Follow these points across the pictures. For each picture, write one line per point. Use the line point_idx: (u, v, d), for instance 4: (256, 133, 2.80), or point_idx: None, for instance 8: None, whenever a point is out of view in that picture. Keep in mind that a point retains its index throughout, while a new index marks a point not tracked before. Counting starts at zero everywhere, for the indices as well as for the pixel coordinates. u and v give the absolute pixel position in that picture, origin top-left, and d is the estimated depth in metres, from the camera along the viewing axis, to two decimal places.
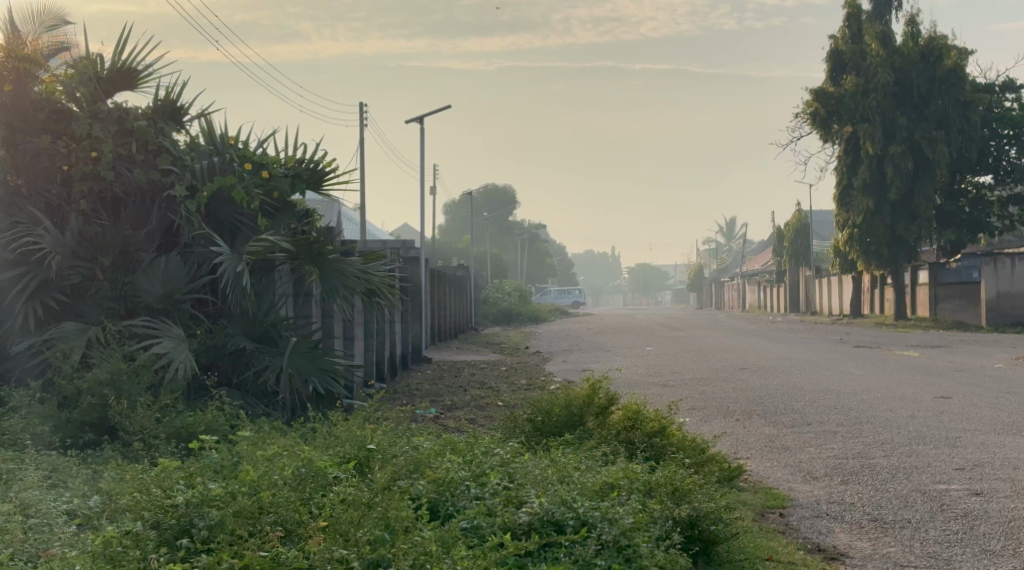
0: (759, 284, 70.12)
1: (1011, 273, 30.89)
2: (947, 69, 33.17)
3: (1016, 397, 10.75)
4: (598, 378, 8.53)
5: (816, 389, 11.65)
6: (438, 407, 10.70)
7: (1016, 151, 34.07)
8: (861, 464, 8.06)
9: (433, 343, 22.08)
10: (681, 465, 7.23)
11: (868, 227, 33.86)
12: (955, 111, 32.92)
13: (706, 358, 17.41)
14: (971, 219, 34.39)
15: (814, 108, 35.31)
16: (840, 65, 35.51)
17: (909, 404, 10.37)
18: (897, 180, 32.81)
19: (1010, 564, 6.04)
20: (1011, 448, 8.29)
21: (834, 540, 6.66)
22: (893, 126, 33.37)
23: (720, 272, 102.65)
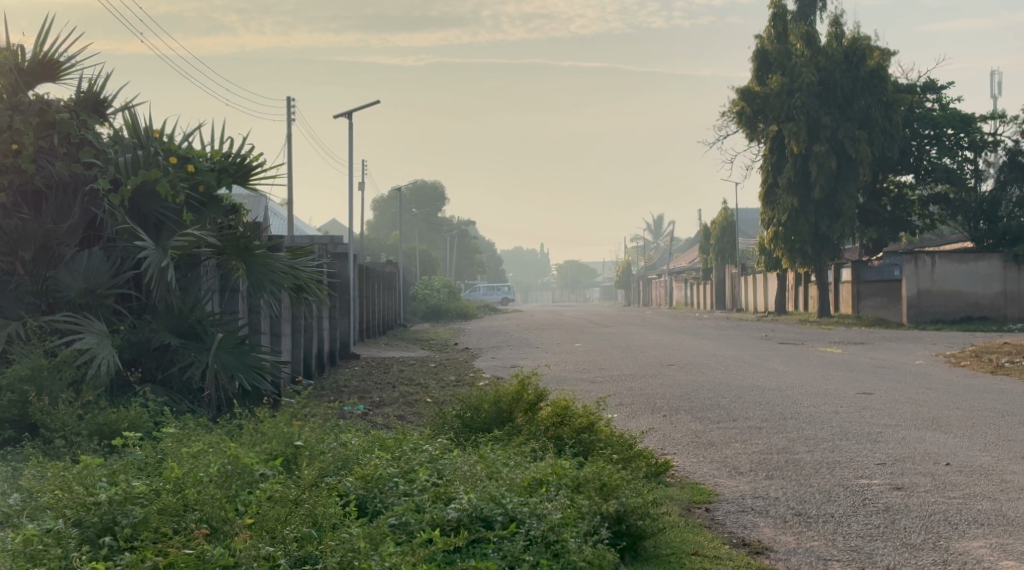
0: (684, 281, 70.93)
1: (932, 272, 31.62)
2: (870, 70, 33.63)
3: (934, 392, 10.94)
4: (527, 374, 8.28)
5: (742, 385, 11.73)
6: (367, 403, 10.56)
7: (936, 151, 34.78)
8: (784, 459, 8.03)
9: (360, 339, 21.92)
10: (610, 460, 7.26)
11: (793, 225, 34.05)
12: (878, 110, 33.53)
13: (633, 354, 17.47)
14: (892, 218, 35.36)
15: (739, 108, 35.08)
16: (765, 65, 35.46)
17: (830, 400, 10.46)
18: (821, 180, 33.16)
19: (933, 558, 6.24)
20: (931, 442, 8.28)
21: (758, 534, 6.82)
22: (817, 126, 33.69)
23: (648, 268, 103.31)
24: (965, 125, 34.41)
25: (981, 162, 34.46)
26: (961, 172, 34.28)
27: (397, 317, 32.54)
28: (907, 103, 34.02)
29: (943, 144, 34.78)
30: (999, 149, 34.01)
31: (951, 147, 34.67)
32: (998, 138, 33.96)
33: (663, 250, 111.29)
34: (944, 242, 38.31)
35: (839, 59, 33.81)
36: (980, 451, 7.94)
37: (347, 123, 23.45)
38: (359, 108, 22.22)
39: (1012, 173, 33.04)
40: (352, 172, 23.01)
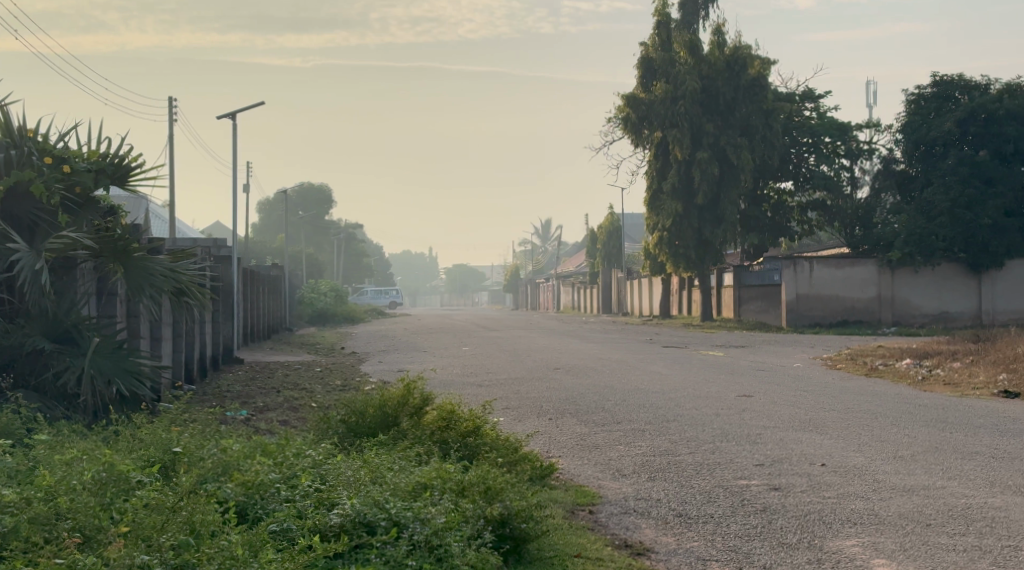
0: (572, 285, 71.74)
1: (809, 277, 32.07)
2: (751, 78, 34.34)
3: (812, 394, 11.21)
4: (413, 378, 8.24)
5: (626, 388, 11.87)
6: (249, 408, 10.41)
7: (814, 158, 35.59)
8: (666, 460, 8.13)
9: (244, 342, 21.61)
10: (495, 464, 7.25)
11: (676, 230, 34.78)
12: (759, 118, 34.13)
13: (519, 357, 17.57)
14: (773, 224, 35.82)
15: (625, 113, 35.42)
16: (650, 72, 36.04)
17: (711, 402, 10.62)
18: (704, 185, 33.85)
19: (807, 557, 6.38)
20: (808, 444, 8.45)
21: (640, 535, 6.90)
22: (700, 133, 34.41)
23: (537, 274, 103.66)
24: (841, 133, 35.32)
25: (857, 170, 35.58)
26: (838, 179, 35.16)
27: (281, 320, 31.99)
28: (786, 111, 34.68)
29: (821, 151, 35.57)
30: (873, 158, 35.29)
31: (829, 154, 35.49)
32: (873, 148, 35.11)
33: (551, 255, 112.48)
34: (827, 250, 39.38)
35: (721, 67, 34.42)
36: (854, 451, 8.15)
37: (232, 122, 23.06)
38: (243, 109, 21.91)
39: (887, 182, 33.42)
40: (235, 174, 22.63)
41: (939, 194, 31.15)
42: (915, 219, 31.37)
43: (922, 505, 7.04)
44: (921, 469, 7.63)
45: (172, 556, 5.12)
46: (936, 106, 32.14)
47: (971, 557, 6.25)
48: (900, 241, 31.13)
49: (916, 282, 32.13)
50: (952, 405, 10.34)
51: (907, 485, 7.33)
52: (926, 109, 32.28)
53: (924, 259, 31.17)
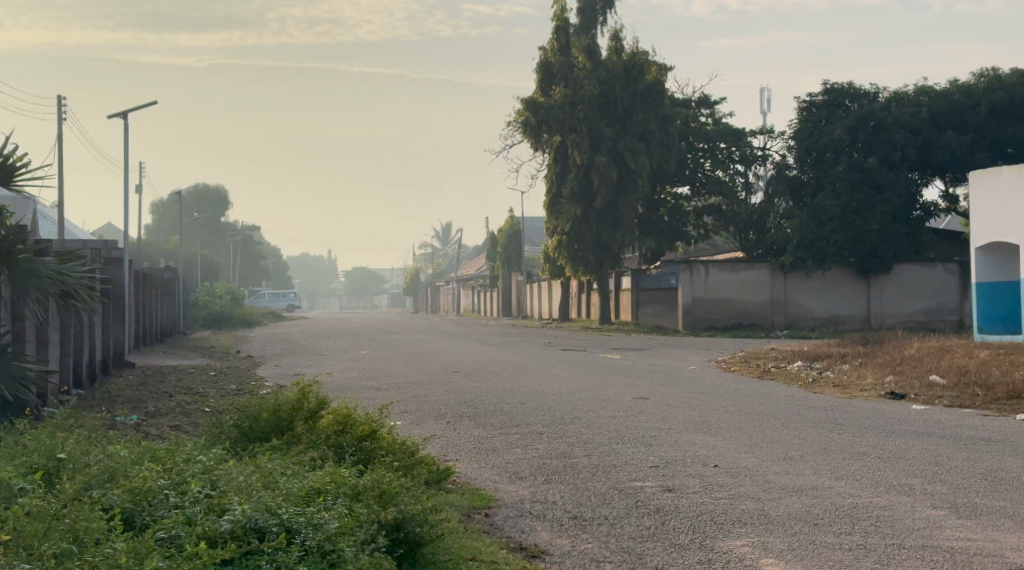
0: (472, 289, 71.83)
1: (705, 280, 32.42)
2: (647, 84, 34.59)
3: (706, 396, 11.38)
4: (308, 382, 8.19)
5: (524, 391, 11.92)
6: (140, 413, 10.22)
7: (710, 164, 36.24)
8: (563, 463, 8.17)
9: (136, 346, 21.16)
10: (390, 468, 7.22)
11: (575, 234, 34.86)
12: (654, 123, 34.53)
13: (418, 361, 17.53)
14: (669, 228, 36.69)
15: (524, 117, 35.27)
16: (549, 77, 35.87)
17: (609, 404, 10.71)
18: (603, 190, 34.04)
19: (699, 557, 6.45)
20: (701, 445, 8.57)
21: (535, 538, 6.93)
22: (598, 138, 34.41)
23: (437, 276, 103.60)
24: (736, 139, 36.01)
25: (751, 175, 36.09)
26: (733, 184, 35.97)
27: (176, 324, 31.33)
28: (681, 116, 35.51)
29: (716, 157, 36.23)
30: (767, 163, 35.65)
31: (723, 160, 36.19)
32: (767, 154, 35.63)
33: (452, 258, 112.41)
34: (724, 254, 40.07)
35: (618, 72, 34.40)
36: (746, 452, 8.28)
37: (123, 122, 22.54)
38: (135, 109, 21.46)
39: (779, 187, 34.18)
40: (128, 175, 22.45)
41: (829, 199, 32.06)
42: (807, 224, 32.22)
43: (810, 504, 7.18)
44: (809, 470, 7.79)
45: (49, 561, 5.02)
46: (827, 113, 33.05)
47: (856, 555, 6.37)
48: (792, 246, 31.80)
49: (807, 287, 32.76)
50: (841, 407, 10.58)
51: (796, 485, 7.47)
52: (816, 116, 33.16)
53: (816, 263, 31.87)
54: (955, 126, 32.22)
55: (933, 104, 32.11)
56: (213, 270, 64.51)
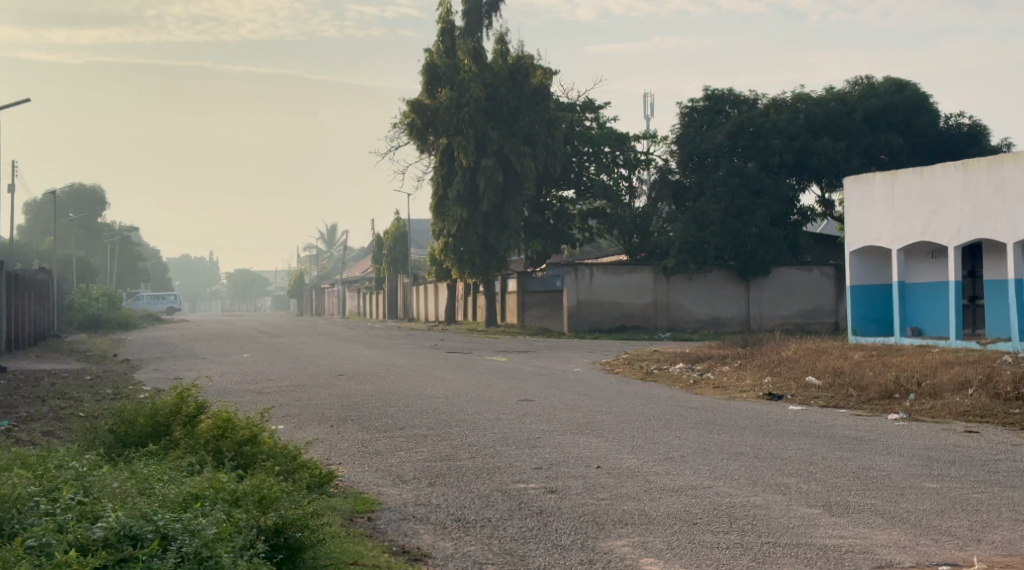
0: (357, 291, 71.33)
1: (590, 282, 33.08)
2: (533, 87, 34.70)
3: (590, 398, 11.49)
4: (187, 385, 8.07)
5: (409, 393, 11.90)
6: (10, 420, 9.92)
7: (595, 167, 36.42)
8: (446, 465, 8.17)
9: (7, 350, 20.49)
10: (269, 474, 7.12)
11: (461, 236, 34.47)
12: (540, 126, 34.49)
13: (303, 364, 17.36)
14: (555, 231, 36.33)
15: (411, 118, 34.61)
16: (435, 79, 35.37)
17: (494, 406, 10.73)
18: (489, 193, 33.79)
19: (580, 557, 6.50)
20: (583, 446, 8.63)
21: (417, 541, 6.91)
22: (484, 140, 34.11)
23: (322, 279, 102.58)
24: (620, 142, 36.19)
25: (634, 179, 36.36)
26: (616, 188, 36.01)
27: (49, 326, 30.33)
28: (566, 120, 35.56)
29: (601, 161, 36.34)
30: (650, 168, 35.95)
31: (608, 164, 36.32)
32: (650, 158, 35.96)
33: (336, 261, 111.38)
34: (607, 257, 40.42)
35: (504, 76, 34.23)
36: (628, 453, 8.36)
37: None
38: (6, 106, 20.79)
39: (664, 192, 34.27)
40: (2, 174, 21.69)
41: (711, 203, 32.58)
42: (689, 227, 32.68)
43: (689, 504, 7.29)
44: (689, 470, 7.90)
45: None
46: (709, 118, 33.88)
47: (732, 554, 6.48)
48: (674, 250, 32.48)
49: (688, 290, 33.68)
50: (721, 407, 10.78)
51: (676, 485, 7.57)
52: (698, 121, 33.99)
53: (697, 266, 32.65)
54: (831, 132, 33.09)
55: (809, 111, 33.08)
56: (89, 271, 62.62)
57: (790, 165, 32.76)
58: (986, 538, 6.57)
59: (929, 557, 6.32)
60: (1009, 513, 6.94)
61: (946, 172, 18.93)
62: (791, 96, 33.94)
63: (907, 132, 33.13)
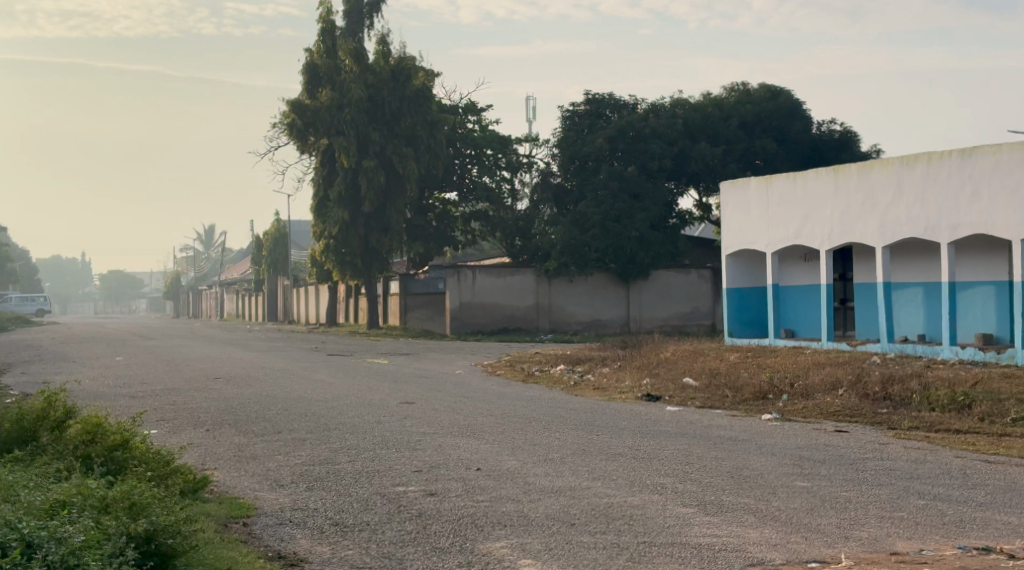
0: (236, 293, 70.31)
1: (472, 285, 32.83)
2: (415, 88, 34.57)
3: (471, 400, 11.52)
4: (57, 390, 7.93)
5: (289, 397, 11.78)
6: None
7: (477, 170, 36.54)
8: (326, 469, 8.10)
9: None
10: (142, 479, 6.95)
11: (342, 238, 34.03)
12: (422, 128, 34.53)
13: (178, 367, 17.04)
14: (437, 233, 36.36)
15: (291, 119, 34.14)
16: (315, 78, 34.92)
17: (375, 409, 10.69)
18: (371, 194, 33.40)
19: (459, 560, 6.48)
20: (465, 449, 8.64)
21: (294, 546, 6.81)
22: (365, 141, 33.78)
23: (203, 280, 101.13)
24: (502, 146, 36.64)
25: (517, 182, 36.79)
26: (499, 191, 36.48)
27: None
28: (448, 123, 35.63)
29: (484, 164, 36.59)
30: (532, 170, 36.54)
31: (490, 166, 36.61)
32: (532, 162, 36.44)
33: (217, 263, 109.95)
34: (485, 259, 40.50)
35: (385, 76, 34.04)
36: (508, 455, 8.40)
37: None
38: None
39: (546, 194, 34.77)
40: None
41: (591, 206, 32.96)
42: (571, 230, 32.83)
43: (568, 505, 7.34)
44: (568, 471, 7.96)
45: None
46: (589, 122, 34.24)
47: (609, 554, 6.51)
48: (555, 253, 32.58)
49: (571, 291, 33.62)
50: (602, 409, 10.90)
51: (556, 486, 7.63)
52: (579, 126, 34.28)
53: (578, 269, 32.77)
54: (709, 137, 34.25)
55: (687, 115, 34.04)
56: None
57: (668, 170, 33.70)
58: (854, 535, 6.73)
59: (799, 555, 6.44)
60: (876, 510, 7.14)
61: (818, 177, 19.52)
62: (669, 101, 34.62)
63: (782, 139, 34.38)
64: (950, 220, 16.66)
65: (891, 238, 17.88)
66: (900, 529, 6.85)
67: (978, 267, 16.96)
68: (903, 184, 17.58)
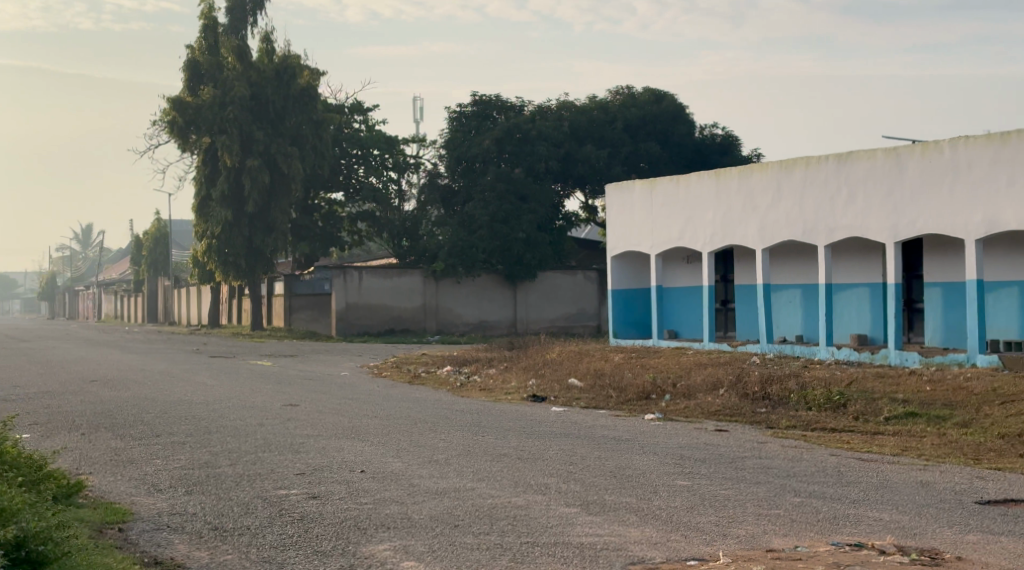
0: (114, 293, 68.72)
1: (358, 286, 32.80)
2: (300, 88, 34.30)
3: (355, 401, 11.47)
4: None
5: (169, 399, 11.57)
6: None
7: (363, 170, 36.53)
8: (205, 473, 7.99)
9: None
10: (11, 485, 6.74)
11: (226, 238, 33.44)
12: (308, 128, 34.21)
13: (52, 370, 16.58)
14: (323, 234, 36.02)
15: (170, 116, 33.22)
16: (196, 75, 34.39)
17: (256, 412, 10.57)
18: (255, 194, 32.91)
19: (338, 562, 6.37)
20: (349, 451, 8.60)
21: (172, 551, 6.63)
22: (249, 140, 33.28)
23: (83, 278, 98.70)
24: (389, 146, 36.40)
25: (405, 182, 37.02)
26: (386, 191, 36.57)
27: None
28: (335, 120, 35.22)
29: (370, 164, 36.56)
30: (419, 171, 36.58)
31: (377, 167, 36.59)
32: (419, 162, 36.43)
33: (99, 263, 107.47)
34: (371, 259, 40.36)
35: (269, 75, 33.66)
36: (392, 457, 8.39)
37: None
38: None
39: (433, 195, 34.71)
40: None
41: (479, 208, 32.73)
42: (458, 231, 32.78)
43: (452, 506, 7.33)
44: (452, 472, 7.98)
45: None
46: (476, 124, 33.97)
47: (492, 555, 6.48)
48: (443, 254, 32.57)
49: (456, 292, 33.84)
50: (487, 410, 11.01)
51: (440, 488, 7.63)
52: (467, 127, 34.02)
53: (465, 270, 32.86)
54: (595, 140, 34.46)
55: (573, 119, 34.32)
56: None
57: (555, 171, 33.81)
58: (732, 533, 6.80)
59: (679, 553, 6.48)
60: (753, 508, 7.26)
61: (701, 180, 20.00)
62: (555, 105, 34.98)
63: (665, 141, 35.06)
64: (829, 223, 17.44)
65: (770, 239, 18.53)
66: (777, 526, 6.96)
67: (854, 271, 17.93)
68: (782, 188, 18.28)
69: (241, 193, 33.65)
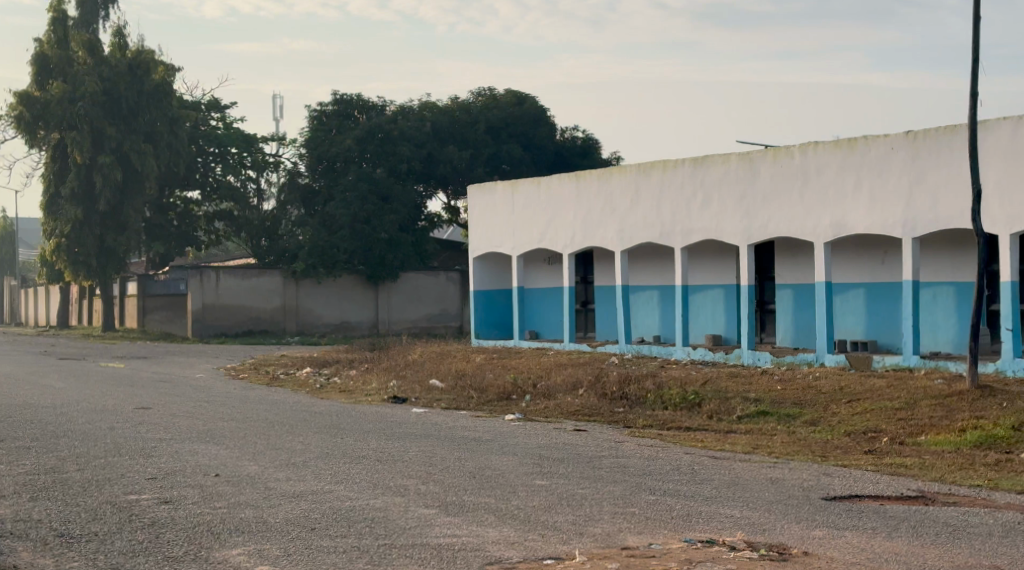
0: None
1: (216, 287, 32.07)
2: (153, 84, 33.27)
3: (209, 404, 11.29)
4: None
5: (15, 404, 11.20)
6: None
7: (220, 169, 35.78)
8: (51, 478, 7.77)
9: None
10: None
11: (76, 237, 32.56)
12: (162, 125, 33.51)
13: None
14: (178, 234, 35.53)
15: (17, 111, 32.06)
16: (45, 69, 32.66)
17: (107, 415, 10.33)
18: (107, 191, 32.07)
19: (188, 566, 6.16)
20: (202, 454, 8.52)
21: (14, 559, 6.30)
22: (100, 137, 32.31)
23: None
24: (246, 144, 36.09)
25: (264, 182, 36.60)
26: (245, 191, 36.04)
27: None
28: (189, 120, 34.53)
29: (228, 162, 35.89)
30: (278, 170, 36.20)
31: (235, 165, 35.94)
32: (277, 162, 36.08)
33: None
34: (230, 260, 39.85)
35: (122, 70, 32.71)
36: (248, 461, 8.31)
37: None
38: None
39: (292, 195, 34.45)
40: None
41: (340, 208, 32.55)
42: (318, 232, 32.65)
43: (308, 509, 7.25)
44: (309, 475, 7.93)
45: None
46: (337, 123, 33.87)
47: (349, 557, 6.35)
48: (303, 254, 32.28)
49: (318, 294, 33.49)
50: (347, 411, 11.03)
51: (296, 491, 7.55)
52: (327, 125, 33.87)
53: (326, 271, 32.58)
54: (455, 141, 34.35)
55: (435, 119, 34.13)
56: None
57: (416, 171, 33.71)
58: (588, 531, 6.86)
59: (536, 552, 6.47)
60: (609, 507, 7.34)
61: (561, 184, 20.28)
62: (416, 106, 34.69)
63: (527, 144, 35.10)
64: (685, 226, 17.82)
65: (628, 241, 18.82)
66: (632, 524, 7.03)
67: (708, 272, 18.47)
68: (640, 191, 18.60)
69: (93, 192, 32.61)
